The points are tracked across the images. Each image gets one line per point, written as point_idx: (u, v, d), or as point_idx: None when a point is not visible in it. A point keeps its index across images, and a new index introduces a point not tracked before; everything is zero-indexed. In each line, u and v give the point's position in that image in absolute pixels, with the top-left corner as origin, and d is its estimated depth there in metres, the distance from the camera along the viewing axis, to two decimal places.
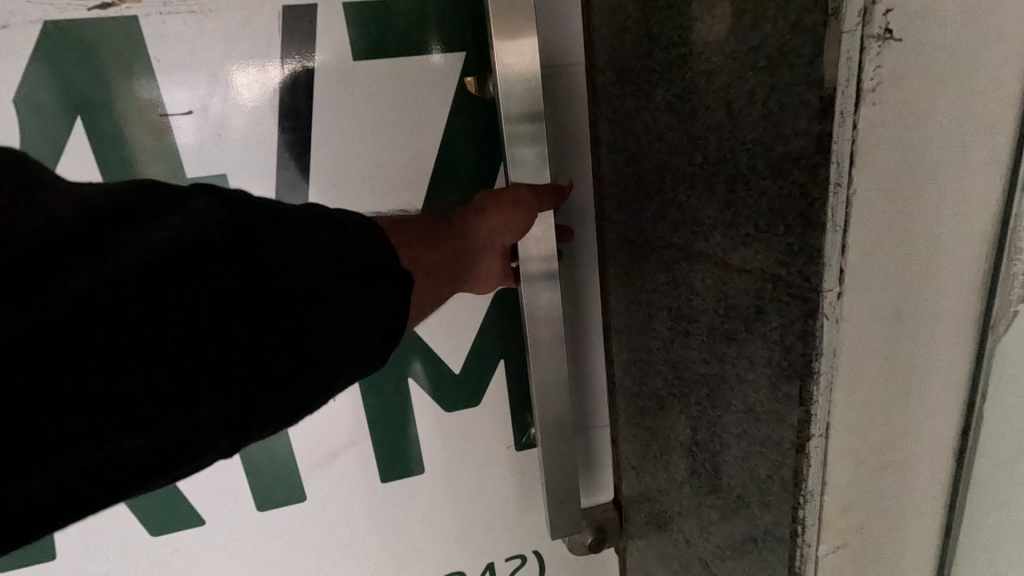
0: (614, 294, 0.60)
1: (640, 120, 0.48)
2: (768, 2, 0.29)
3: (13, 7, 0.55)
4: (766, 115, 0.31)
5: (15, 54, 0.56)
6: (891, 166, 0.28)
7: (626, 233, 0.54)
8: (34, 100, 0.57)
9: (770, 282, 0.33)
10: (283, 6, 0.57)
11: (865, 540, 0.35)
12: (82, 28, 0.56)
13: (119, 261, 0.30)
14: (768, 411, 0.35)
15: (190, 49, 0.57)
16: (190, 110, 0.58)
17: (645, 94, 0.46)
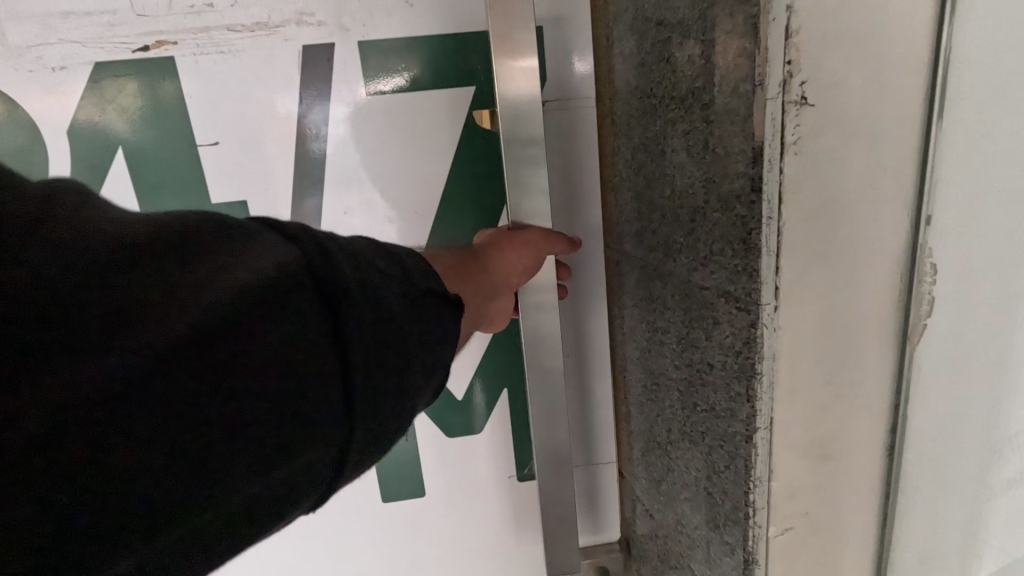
0: (614, 312, 0.65)
1: (624, 156, 0.54)
2: (715, 69, 0.36)
3: (71, 51, 0.63)
4: (716, 159, 0.37)
5: (70, 91, 0.64)
6: (814, 203, 0.34)
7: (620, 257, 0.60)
8: (84, 131, 0.65)
9: (723, 297, 0.39)
10: (302, 46, 0.64)
11: (811, 523, 0.41)
12: (126, 67, 0.64)
13: (208, 310, 0.25)
14: (725, 408, 0.41)
15: (220, 87, 0.65)
16: (216, 141, 0.66)
17: (629, 134, 0.53)
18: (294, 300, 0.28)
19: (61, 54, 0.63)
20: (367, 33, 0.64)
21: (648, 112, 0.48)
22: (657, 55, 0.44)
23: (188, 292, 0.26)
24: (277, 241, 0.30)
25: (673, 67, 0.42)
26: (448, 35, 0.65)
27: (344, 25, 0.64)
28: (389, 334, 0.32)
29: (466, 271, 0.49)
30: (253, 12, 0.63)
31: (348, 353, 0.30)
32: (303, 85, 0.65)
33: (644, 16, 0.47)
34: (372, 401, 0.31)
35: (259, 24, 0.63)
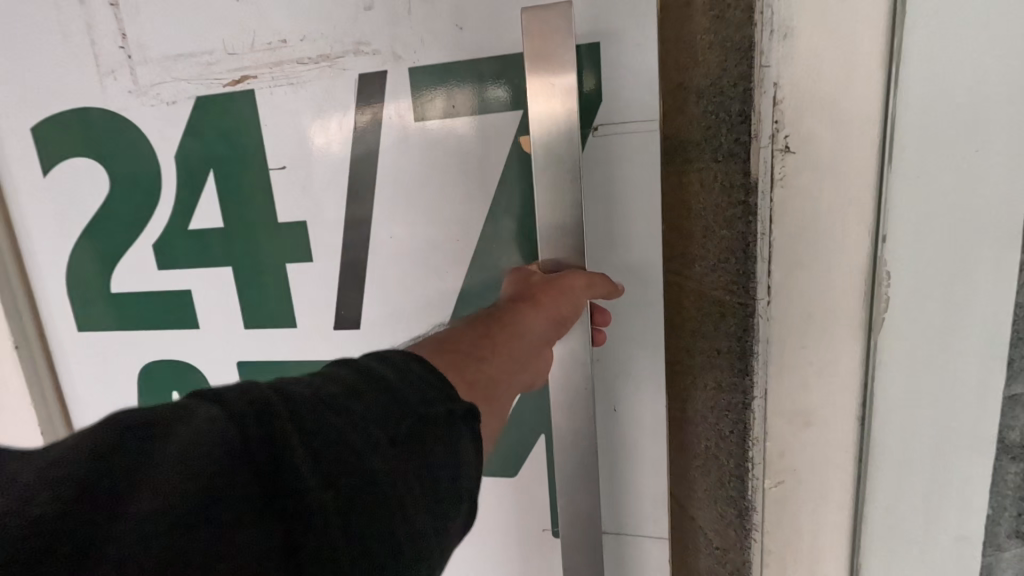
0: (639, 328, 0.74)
1: None
2: (721, 122, 0.48)
3: (179, 88, 0.77)
4: (722, 189, 0.49)
5: (178, 121, 0.78)
6: (796, 223, 0.46)
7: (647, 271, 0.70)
8: (186, 156, 0.79)
9: (728, 296, 0.50)
10: (360, 75, 0.73)
11: (798, 478, 0.51)
12: (219, 100, 0.77)
13: (148, 507, 0.27)
14: (728, 384, 0.52)
15: (290, 114, 0.76)
16: (284, 165, 0.78)
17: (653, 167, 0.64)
18: (231, 469, 0.29)
19: (172, 91, 0.77)
20: (418, 60, 0.71)
21: (668, 151, 0.59)
22: (677, 107, 0.56)
23: (129, 495, 0.28)
24: (217, 410, 0.31)
25: (690, 118, 0.54)
26: (496, 57, 0.69)
27: (397, 53, 0.71)
28: (361, 466, 0.32)
29: (456, 351, 0.45)
30: (319, 46, 0.73)
31: (298, 497, 0.30)
32: (360, 111, 0.74)
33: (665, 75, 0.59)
34: (355, 542, 0.30)
35: (323, 56, 0.73)
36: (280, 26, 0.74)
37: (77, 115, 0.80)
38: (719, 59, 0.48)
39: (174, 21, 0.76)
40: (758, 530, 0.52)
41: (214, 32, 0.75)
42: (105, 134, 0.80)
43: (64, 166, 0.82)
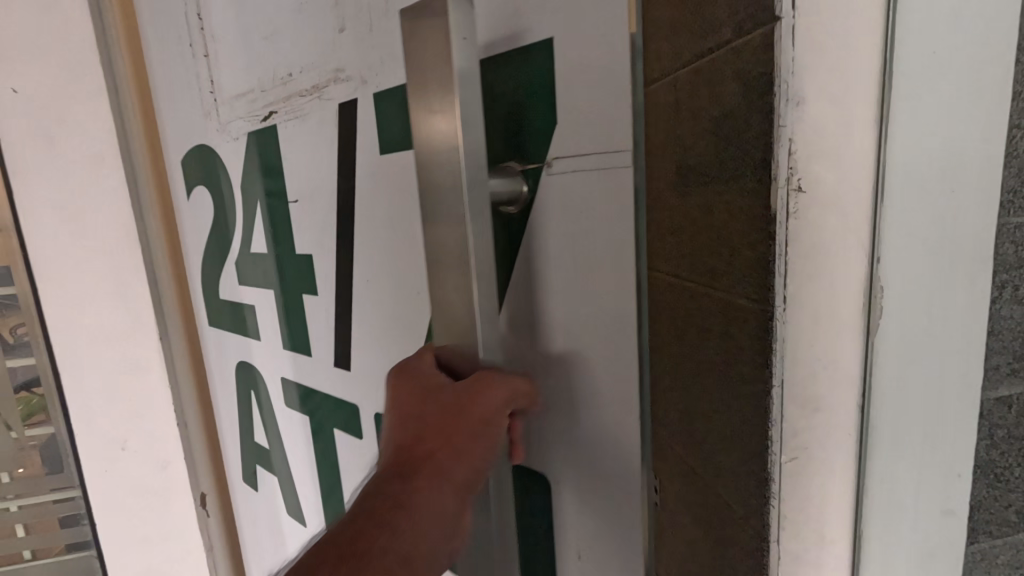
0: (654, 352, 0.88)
1: (660, 198, 0.80)
2: (744, 166, 0.61)
3: (241, 128, 1.13)
4: (746, 218, 0.61)
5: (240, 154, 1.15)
6: (809, 246, 0.57)
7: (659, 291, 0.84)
8: (251, 195, 1.17)
9: (750, 302, 0.62)
10: (339, 104, 0.90)
11: (809, 453, 0.62)
12: (258, 136, 1.10)
13: None
14: (751, 376, 0.64)
15: (296, 144, 1.01)
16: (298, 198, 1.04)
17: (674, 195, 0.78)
18: None
19: (237, 131, 1.14)
20: (380, 83, 0.82)
21: (693, 183, 0.72)
22: (701, 147, 0.69)
23: None
24: None
25: (714, 158, 0.66)
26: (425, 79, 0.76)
27: (365, 79, 0.84)
28: None
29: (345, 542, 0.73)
30: (313, 79, 0.93)
31: None
32: (345, 135, 0.91)
33: (689, 121, 0.72)
34: None
35: (314, 88, 0.93)
36: (290, 66, 0.97)
37: (205, 146, 1.29)
38: (741, 114, 0.60)
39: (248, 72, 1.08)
40: (775, 498, 0.63)
41: (256, 77, 1.05)
42: (217, 187, 1.28)
43: (202, 190, 1.35)
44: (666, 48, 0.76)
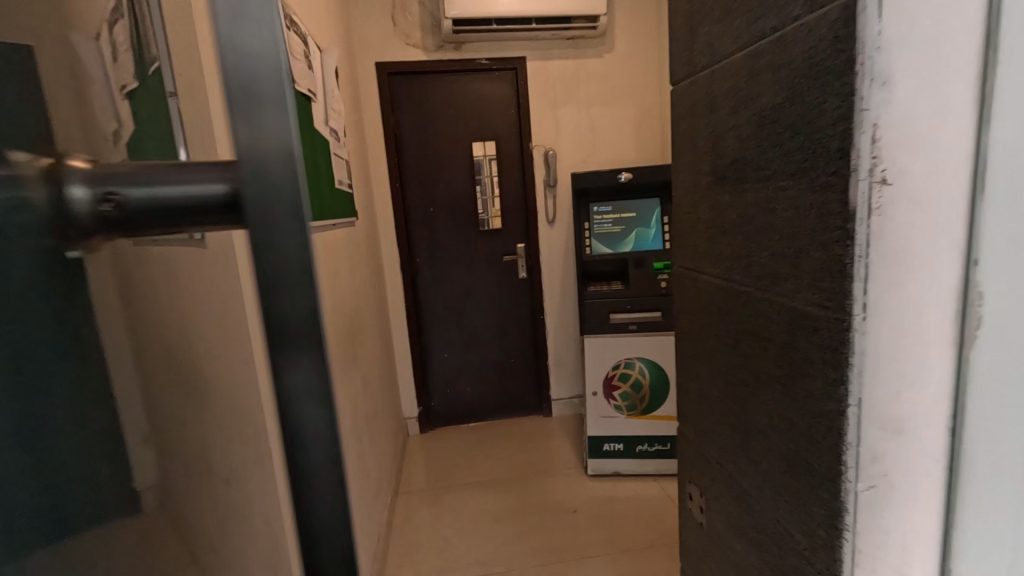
0: (710, 357, 0.83)
1: (728, 201, 0.75)
2: (818, 159, 0.54)
3: None
4: (819, 216, 0.55)
5: None
6: (895, 246, 0.50)
7: (718, 293, 0.79)
8: None
9: (820, 308, 0.56)
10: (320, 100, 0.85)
11: (890, 483, 0.55)
12: None
13: None
14: (823, 393, 0.57)
15: None
16: None
17: (737, 190, 0.72)
18: None
19: None
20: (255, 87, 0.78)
21: (758, 177, 0.66)
22: (767, 136, 0.63)
23: None
24: None
25: (782, 148, 0.61)
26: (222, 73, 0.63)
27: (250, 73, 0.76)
28: None
29: None
30: None
31: None
32: None
33: (754, 109, 0.66)
34: None
35: None
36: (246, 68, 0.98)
37: None
38: (814, 98, 0.54)
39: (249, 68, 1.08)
40: (849, 532, 0.56)
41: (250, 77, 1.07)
42: None
43: None
44: (718, 31, 0.73)
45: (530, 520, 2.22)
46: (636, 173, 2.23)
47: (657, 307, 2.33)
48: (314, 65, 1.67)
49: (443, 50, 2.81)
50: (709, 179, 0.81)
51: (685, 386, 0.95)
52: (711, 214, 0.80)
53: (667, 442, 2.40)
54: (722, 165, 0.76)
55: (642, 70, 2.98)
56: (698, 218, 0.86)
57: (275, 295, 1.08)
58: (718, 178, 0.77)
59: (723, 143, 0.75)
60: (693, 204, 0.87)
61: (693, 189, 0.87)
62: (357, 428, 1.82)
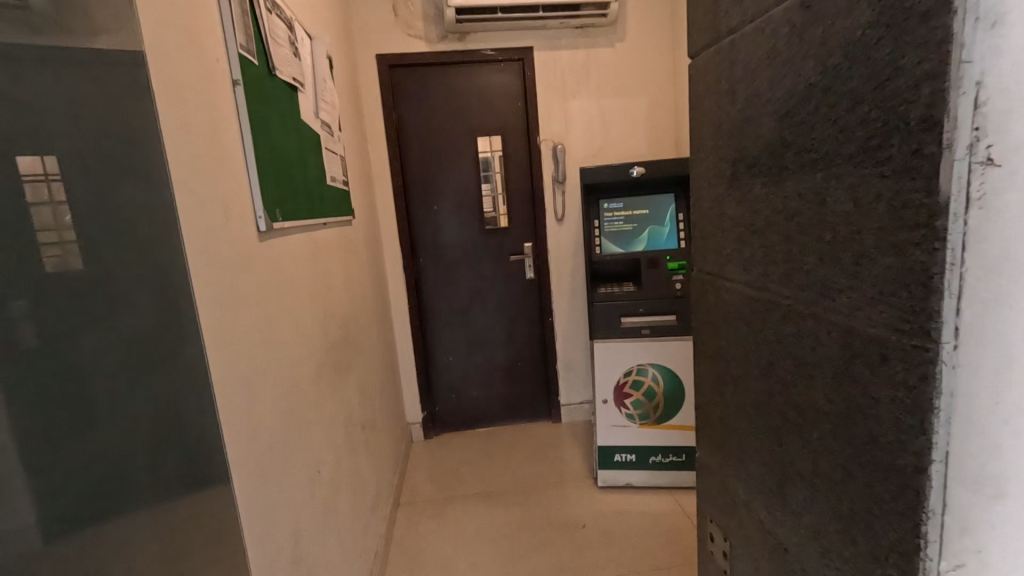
0: (739, 378, 0.70)
1: (762, 193, 0.62)
2: (892, 133, 0.42)
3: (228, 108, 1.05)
4: (891, 209, 0.42)
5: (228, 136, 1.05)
6: (1003, 250, 0.37)
7: (749, 305, 0.66)
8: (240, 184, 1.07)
9: (893, 331, 0.43)
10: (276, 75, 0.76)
11: (985, 563, 0.41)
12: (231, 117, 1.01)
13: None
14: (892, 441, 0.44)
15: None
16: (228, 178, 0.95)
17: (775, 181, 0.59)
18: None
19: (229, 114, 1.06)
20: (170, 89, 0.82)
21: (804, 164, 0.53)
22: (821, 110, 0.50)
23: None
24: None
25: (842, 123, 0.47)
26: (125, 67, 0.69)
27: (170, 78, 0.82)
28: None
29: None
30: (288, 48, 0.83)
31: None
32: None
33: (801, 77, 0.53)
34: None
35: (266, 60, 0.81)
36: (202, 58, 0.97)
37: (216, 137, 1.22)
38: (894, 60, 0.41)
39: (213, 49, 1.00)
40: None
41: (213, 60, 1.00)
42: None
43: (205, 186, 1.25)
44: None
45: (537, 536, 2.11)
46: (649, 168, 2.09)
47: (672, 310, 2.19)
48: (302, 53, 1.56)
49: (446, 40, 2.69)
50: (739, 168, 0.67)
51: (707, 408, 0.82)
52: (742, 209, 0.67)
53: (682, 453, 2.27)
54: (757, 150, 0.62)
55: (655, 60, 2.83)
56: (724, 215, 0.72)
57: (237, 302, 0.98)
58: (751, 166, 0.64)
59: (758, 123, 0.61)
60: (720, 198, 0.74)
61: (716, 178, 0.74)
62: (352, 440, 1.72)
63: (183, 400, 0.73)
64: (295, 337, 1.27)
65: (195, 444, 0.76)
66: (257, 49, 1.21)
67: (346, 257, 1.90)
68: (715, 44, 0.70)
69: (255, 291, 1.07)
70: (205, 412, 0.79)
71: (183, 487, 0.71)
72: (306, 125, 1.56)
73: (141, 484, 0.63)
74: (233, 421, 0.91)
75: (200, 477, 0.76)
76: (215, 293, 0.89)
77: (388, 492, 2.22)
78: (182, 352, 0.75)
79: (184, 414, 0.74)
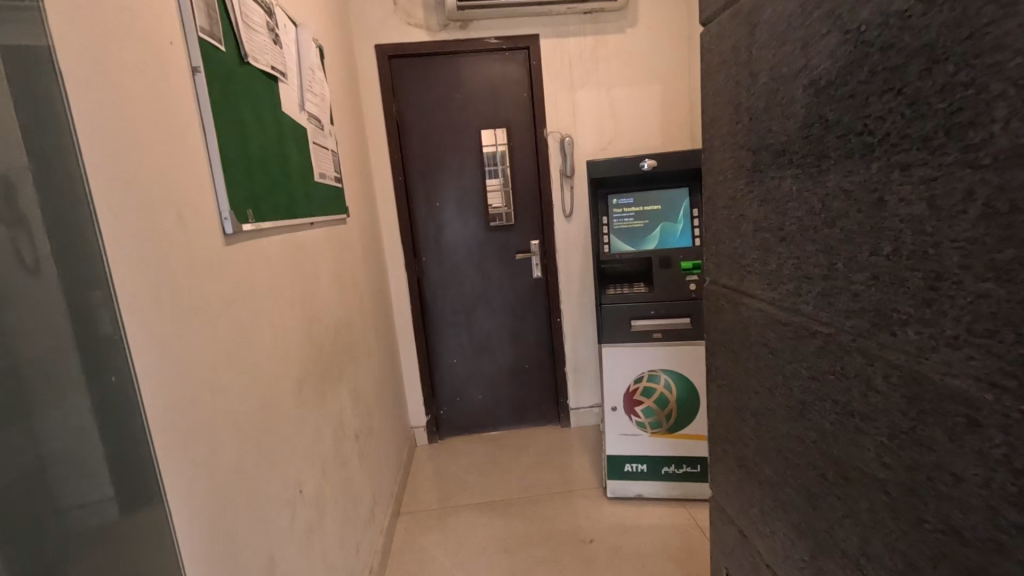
0: (767, 418, 0.65)
1: (795, 199, 0.56)
2: (990, 113, 0.35)
3: (190, 97, 0.97)
4: (988, 214, 0.36)
5: (193, 128, 0.97)
6: None
7: (781, 330, 0.61)
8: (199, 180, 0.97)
9: (988, 389, 0.36)
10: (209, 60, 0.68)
11: None
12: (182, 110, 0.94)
13: None
14: (985, 539, 0.38)
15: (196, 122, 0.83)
16: (167, 178, 0.87)
17: (815, 183, 0.52)
18: None
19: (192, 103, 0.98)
20: (114, 76, 0.77)
21: (859, 162, 0.46)
22: (886, 88, 0.43)
23: None
24: None
25: (921, 105, 0.40)
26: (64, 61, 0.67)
27: (116, 69, 0.78)
28: None
29: None
30: None
31: None
32: None
33: (861, 47, 0.45)
34: None
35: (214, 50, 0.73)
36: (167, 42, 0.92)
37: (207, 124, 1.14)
38: None
39: (166, 31, 0.92)
40: None
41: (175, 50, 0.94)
42: None
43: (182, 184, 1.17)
44: None
45: (541, 551, 1.99)
46: (661, 160, 1.95)
47: (685, 313, 2.05)
48: (284, 41, 1.46)
49: (447, 29, 2.57)
50: (763, 165, 0.61)
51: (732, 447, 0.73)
52: (769, 219, 0.61)
53: (696, 464, 2.13)
54: (787, 134, 0.56)
55: (668, 45, 2.67)
56: (745, 218, 0.66)
57: (189, 314, 0.88)
58: (781, 165, 0.57)
59: (792, 108, 0.54)
60: (738, 202, 0.67)
61: (733, 171, 0.67)
62: (342, 454, 1.62)
63: (99, 431, 0.65)
64: (269, 349, 1.18)
65: (116, 479, 0.67)
66: (224, 35, 1.11)
67: (338, 258, 1.80)
68: (753, 9, 0.59)
69: (216, 301, 0.97)
70: (130, 443, 0.70)
71: (111, 518, 0.65)
72: (289, 119, 1.46)
73: (50, 520, 0.57)
74: (177, 449, 0.81)
75: (123, 515, 0.67)
76: (156, 305, 0.79)
77: (386, 502, 2.13)
78: (101, 378, 0.66)
79: (99, 447, 0.65)
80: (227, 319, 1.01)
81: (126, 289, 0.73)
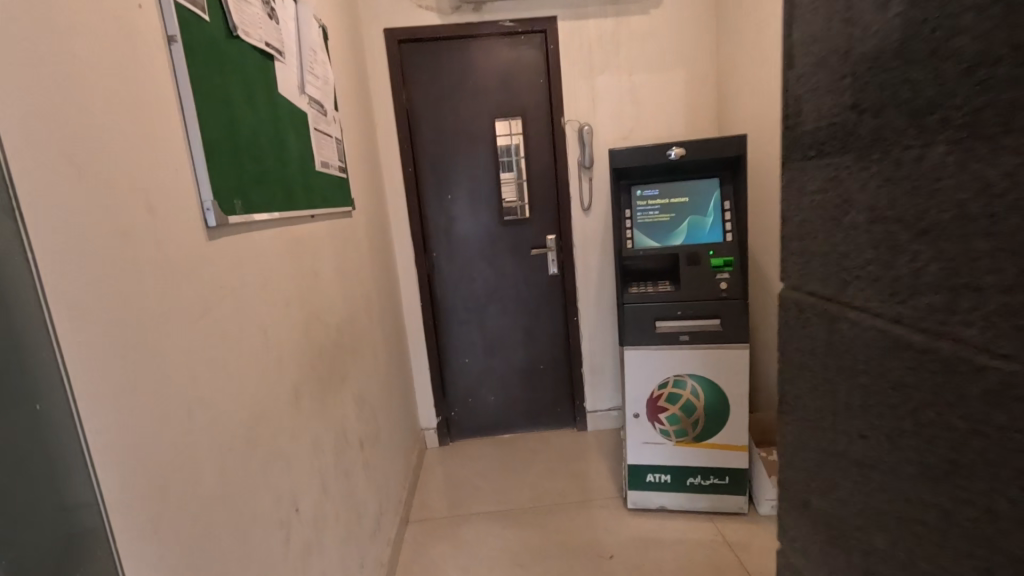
0: (880, 468, 0.54)
1: (948, 179, 0.44)
2: None
3: (164, 69, 0.86)
4: None
5: (168, 103, 0.85)
6: None
7: (911, 354, 0.49)
8: (177, 165, 0.86)
9: None
10: None
11: None
12: (155, 81, 0.83)
13: None
14: None
15: None
16: (132, 158, 0.75)
17: (988, 154, 0.41)
18: None
19: (167, 75, 0.86)
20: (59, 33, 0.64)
21: None
22: None
23: None
24: None
25: None
26: None
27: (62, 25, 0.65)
28: None
29: None
30: None
31: None
32: None
33: None
34: None
35: None
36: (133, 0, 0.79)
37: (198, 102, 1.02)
38: None
39: None
40: None
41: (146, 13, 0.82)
42: None
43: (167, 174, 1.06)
44: None
45: (558, 566, 1.86)
46: (689, 148, 1.80)
47: (715, 314, 1.90)
48: (281, 18, 1.34)
49: (460, 12, 2.43)
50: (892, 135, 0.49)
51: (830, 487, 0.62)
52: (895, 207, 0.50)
53: (724, 476, 1.99)
54: (946, 90, 0.44)
55: (693, 27, 2.51)
56: (855, 206, 0.55)
57: (158, 318, 0.76)
58: (925, 133, 0.46)
59: (960, 42, 0.42)
60: (844, 183, 0.56)
61: (841, 148, 0.56)
62: (344, 464, 1.51)
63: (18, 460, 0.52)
64: (260, 356, 1.06)
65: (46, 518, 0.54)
66: (209, 5, 0.99)
67: (341, 254, 1.68)
68: None
69: (195, 303, 0.86)
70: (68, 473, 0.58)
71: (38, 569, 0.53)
72: (287, 102, 1.33)
73: None
74: (141, 476, 0.70)
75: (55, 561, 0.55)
76: (110, 308, 0.67)
77: (393, 511, 2.01)
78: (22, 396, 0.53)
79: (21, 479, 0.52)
80: (209, 323, 0.89)
81: (66, 291, 0.60)
